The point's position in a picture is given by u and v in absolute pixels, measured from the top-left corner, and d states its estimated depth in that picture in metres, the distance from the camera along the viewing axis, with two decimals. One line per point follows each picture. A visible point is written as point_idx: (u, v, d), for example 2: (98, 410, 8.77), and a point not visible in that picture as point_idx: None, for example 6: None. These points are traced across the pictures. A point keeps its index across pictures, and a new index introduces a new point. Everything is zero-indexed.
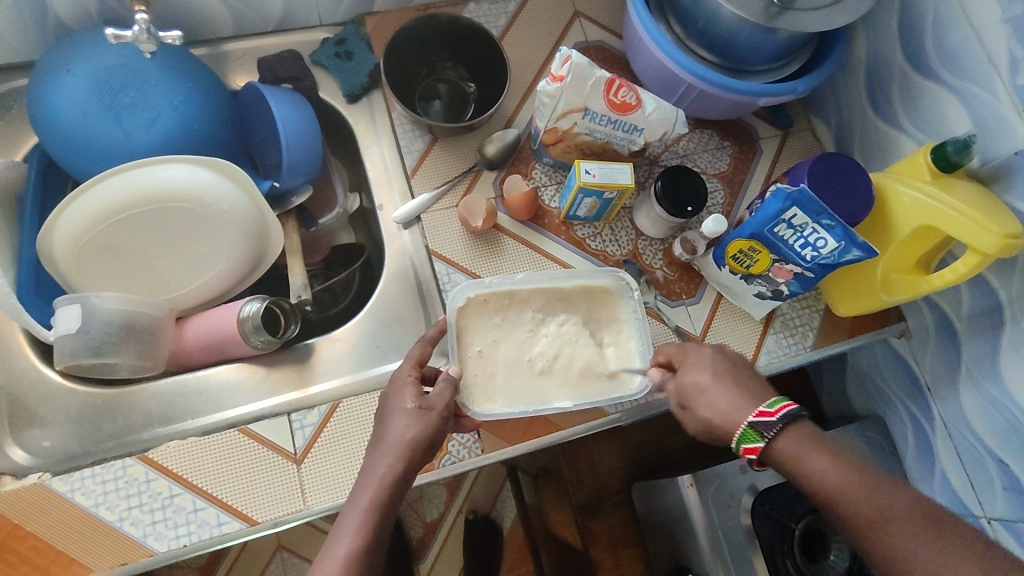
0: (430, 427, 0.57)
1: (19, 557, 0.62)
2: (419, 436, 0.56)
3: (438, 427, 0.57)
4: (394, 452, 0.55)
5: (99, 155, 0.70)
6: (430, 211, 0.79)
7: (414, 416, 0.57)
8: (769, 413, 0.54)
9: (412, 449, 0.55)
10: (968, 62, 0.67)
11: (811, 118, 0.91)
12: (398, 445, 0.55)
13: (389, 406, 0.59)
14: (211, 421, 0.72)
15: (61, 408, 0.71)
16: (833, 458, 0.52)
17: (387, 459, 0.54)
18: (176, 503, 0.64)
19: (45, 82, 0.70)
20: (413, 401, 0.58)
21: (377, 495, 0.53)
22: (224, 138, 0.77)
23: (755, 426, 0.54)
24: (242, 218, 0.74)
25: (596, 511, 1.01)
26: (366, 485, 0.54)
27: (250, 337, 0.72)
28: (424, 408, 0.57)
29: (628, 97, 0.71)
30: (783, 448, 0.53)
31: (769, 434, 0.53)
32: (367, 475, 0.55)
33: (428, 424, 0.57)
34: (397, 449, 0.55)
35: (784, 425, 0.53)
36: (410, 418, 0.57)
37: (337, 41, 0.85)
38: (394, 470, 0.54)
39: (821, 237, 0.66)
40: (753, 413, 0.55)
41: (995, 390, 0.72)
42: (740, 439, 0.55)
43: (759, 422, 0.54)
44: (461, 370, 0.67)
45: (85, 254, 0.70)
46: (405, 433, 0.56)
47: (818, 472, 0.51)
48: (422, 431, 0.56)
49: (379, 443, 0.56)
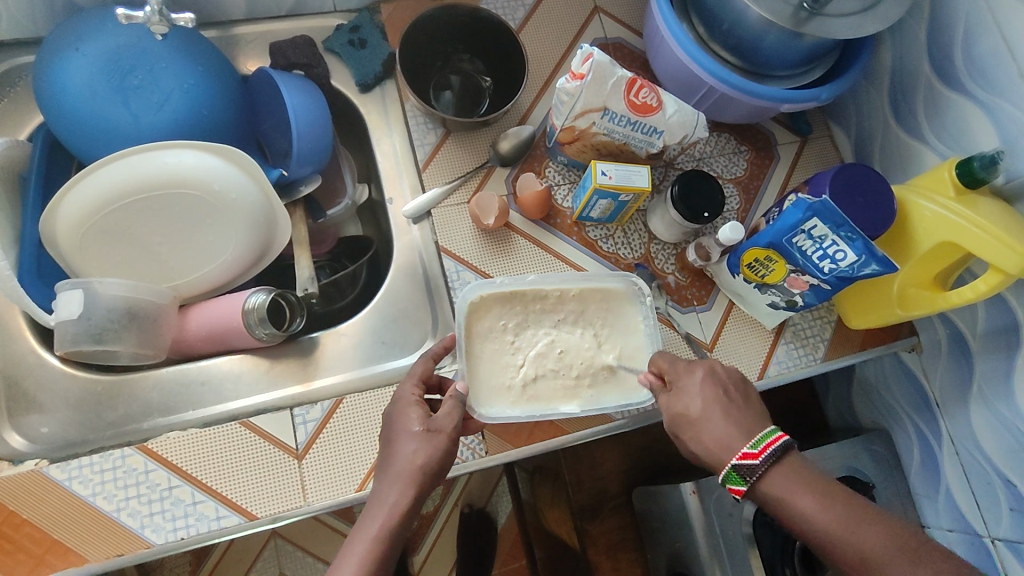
0: (439, 449, 0.56)
1: (13, 545, 0.61)
2: (430, 460, 0.55)
3: (449, 451, 0.56)
4: (405, 478, 0.54)
5: (106, 137, 0.69)
6: (441, 206, 0.78)
7: (422, 439, 0.55)
8: (752, 454, 0.55)
9: (423, 473, 0.54)
10: (998, 76, 0.65)
11: (830, 125, 0.90)
12: (408, 472, 0.54)
13: (395, 427, 0.57)
14: (212, 412, 0.71)
15: (60, 394, 0.70)
16: (822, 496, 0.53)
17: (398, 486, 0.54)
18: (175, 496, 0.63)
19: (53, 60, 0.68)
20: (420, 424, 0.56)
21: (386, 524, 0.52)
22: (234, 125, 0.75)
23: (738, 470, 0.55)
24: (250, 208, 0.72)
25: (595, 513, 1.00)
26: (377, 513, 0.53)
27: (254, 328, 0.71)
28: (433, 431, 0.56)
29: (649, 98, 0.69)
30: (769, 489, 0.54)
31: (753, 478, 0.54)
32: (379, 502, 0.54)
33: (439, 447, 0.56)
34: (407, 473, 0.54)
35: (768, 466, 0.54)
36: (418, 442, 0.55)
37: (350, 29, 0.83)
38: (405, 498, 0.53)
39: (841, 250, 0.65)
40: (735, 456, 0.55)
41: (1007, 410, 0.70)
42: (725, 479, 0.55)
43: (742, 466, 0.55)
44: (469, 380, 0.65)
45: (88, 238, 0.68)
46: (415, 459, 0.54)
47: (802, 511, 0.52)
48: (432, 456, 0.55)
49: (389, 466, 0.55)
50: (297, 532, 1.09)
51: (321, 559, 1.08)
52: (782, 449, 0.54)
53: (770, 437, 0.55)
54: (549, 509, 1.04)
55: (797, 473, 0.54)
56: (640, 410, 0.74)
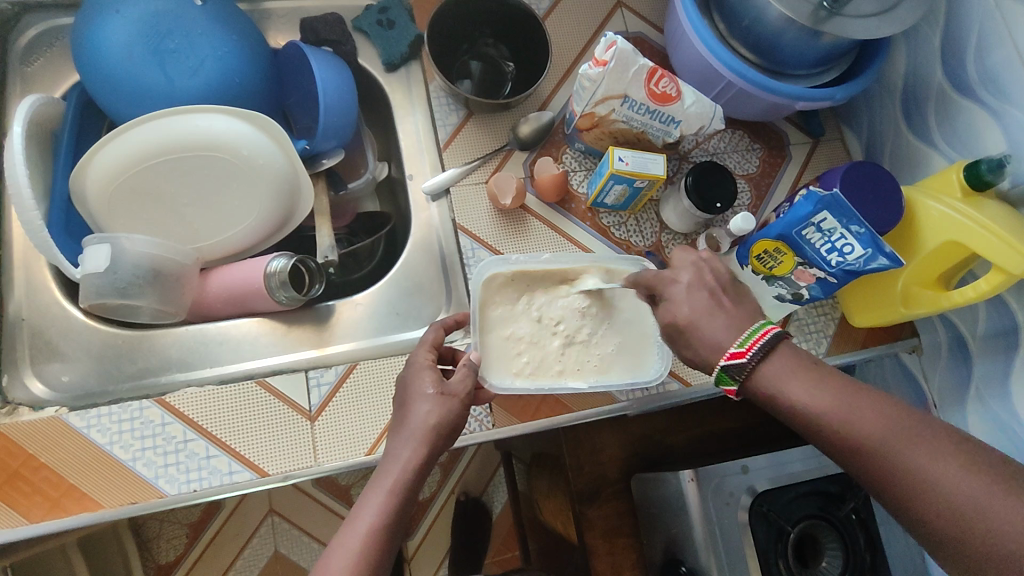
0: (451, 412, 0.57)
1: (30, 487, 0.62)
2: (443, 421, 0.57)
3: (460, 412, 0.58)
4: (419, 437, 0.55)
5: (142, 99, 0.71)
6: (459, 184, 0.80)
7: (436, 401, 0.57)
8: (740, 353, 0.53)
9: (435, 433, 0.56)
10: (1008, 84, 0.67)
11: (842, 128, 0.92)
12: (422, 430, 0.56)
13: (409, 389, 0.59)
14: (229, 371, 0.73)
15: (81, 345, 0.72)
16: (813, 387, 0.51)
17: (413, 444, 0.55)
18: (189, 449, 0.65)
19: (93, 21, 0.70)
20: (434, 387, 0.58)
21: (401, 479, 0.54)
22: (262, 95, 0.77)
23: (728, 370, 0.54)
24: (276, 175, 0.74)
25: (595, 496, 0.96)
26: (391, 468, 0.54)
27: (275, 292, 0.72)
28: (446, 394, 0.58)
29: (668, 88, 0.71)
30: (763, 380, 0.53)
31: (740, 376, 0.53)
32: (391, 459, 0.55)
33: (452, 410, 0.57)
34: (421, 433, 0.56)
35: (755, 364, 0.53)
36: (432, 403, 0.57)
37: (380, 9, 0.85)
38: (418, 455, 0.55)
39: (849, 243, 0.67)
40: (724, 356, 0.54)
41: (1003, 411, 0.72)
42: (717, 380, 0.55)
43: (731, 366, 0.53)
44: (480, 356, 0.67)
45: (117, 196, 0.70)
46: (428, 419, 0.56)
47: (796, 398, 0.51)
48: (445, 417, 0.57)
49: (403, 427, 0.57)
50: (295, 509, 1.11)
51: (317, 538, 1.10)
52: (772, 340, 0.53)
53: (759, 332, 0.54)
54: (545, 500, 1.06)
55: (791, 361, 0.53)
56: (644, 392, 0.75)
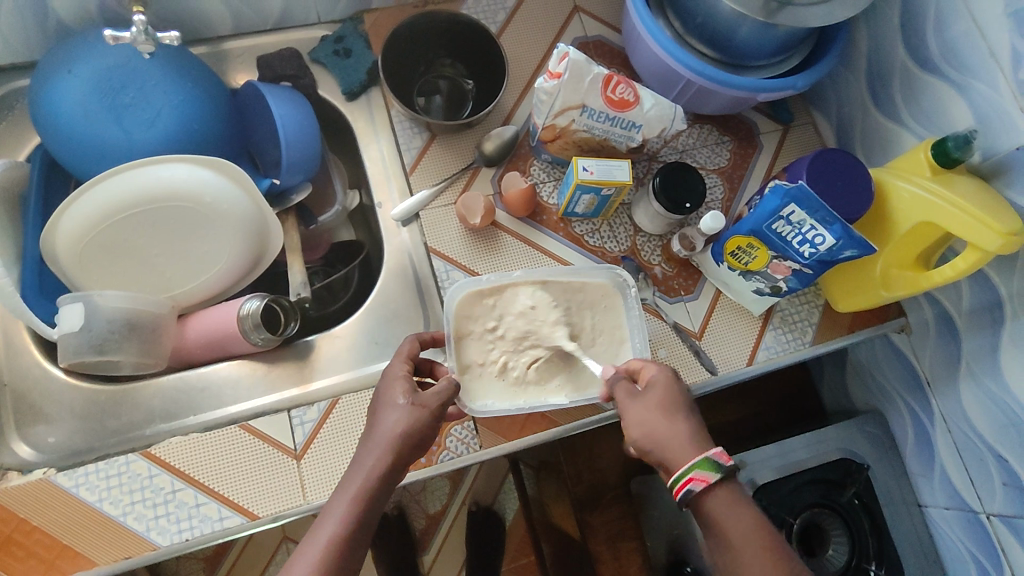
0: (420, 423, 0.57)
1: (25, 551, 0.63)
2: (411, 430, 0.56)
3: (431, 425, 0.58)
4: (384, 446, 0.55)
5: (100, 155, 0.71)
6: (428, 208, 0.80)
7: (407, 412, 0.57)
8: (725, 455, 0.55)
9: (401, 442, 0.56)
10: (969, 57, 0.66)
11: (812, 112, 0.91)
12: (388, 439, 0.55)
13: (381, 399, 0.59)
14: (213, 417, 0.73)
15: (66, 405, 0.73)
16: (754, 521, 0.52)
17: (377, 453, 0.55)
18: (179, 498, 0.65)
19: (47, 83, 0.71)
20: (406, 398, 0.58)
21: (365, 486, 0.54)
22: (224, 138, 0.77)
23: (713, 459, 0.54)
24: (242, 216, 0.75)
25: (595, 503, 1.01)
26: (353, 477, 0.55)
27: (249, 334, 0.73)
28: (416, 405, 0.57)
29: (626, 94, 0.71)
30: (713, 501, 0.53)
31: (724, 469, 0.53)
32: (358, 466, 0.55)
33: (421, 421, 0.57)
34: (387, 441, 0.55)
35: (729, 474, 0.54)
36: (401, 413, 0.57)
37: (335, 39, 0.85)
38: (382, 464, 0.55)
39: (820, 234, 0.66)
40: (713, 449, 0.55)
41: (993, 384, 0.71)
42: (692, 465, 0.53)
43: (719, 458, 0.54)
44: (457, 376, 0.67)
45: (87, 253, 0.71)
46: (395, 428, 0.56)
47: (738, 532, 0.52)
48: (413, 427, 0.57)
49: (370, 436, 0.57)
50: None
51: None
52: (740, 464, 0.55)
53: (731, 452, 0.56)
54: (555, 502, 1.02)
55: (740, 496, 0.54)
56: None
